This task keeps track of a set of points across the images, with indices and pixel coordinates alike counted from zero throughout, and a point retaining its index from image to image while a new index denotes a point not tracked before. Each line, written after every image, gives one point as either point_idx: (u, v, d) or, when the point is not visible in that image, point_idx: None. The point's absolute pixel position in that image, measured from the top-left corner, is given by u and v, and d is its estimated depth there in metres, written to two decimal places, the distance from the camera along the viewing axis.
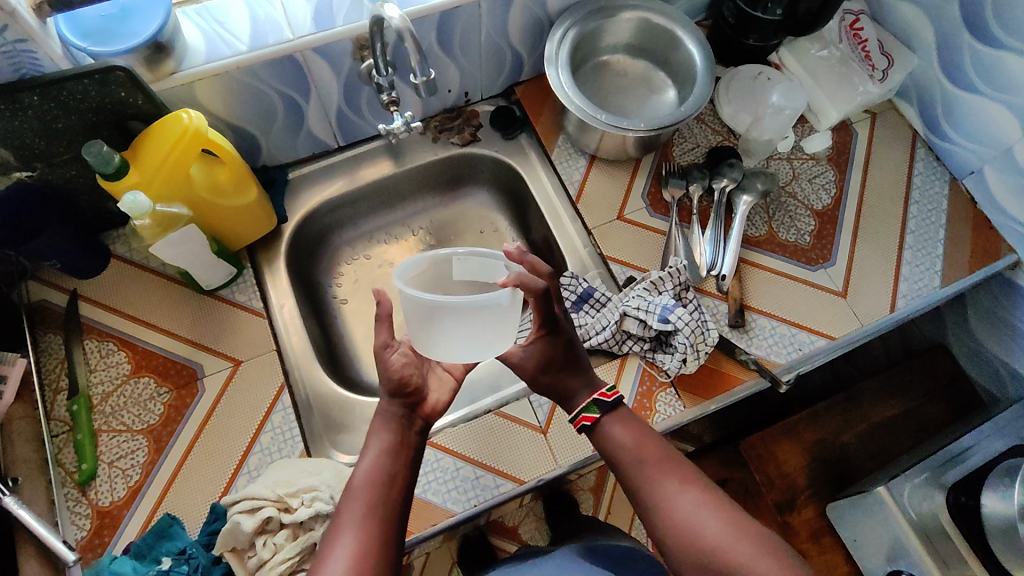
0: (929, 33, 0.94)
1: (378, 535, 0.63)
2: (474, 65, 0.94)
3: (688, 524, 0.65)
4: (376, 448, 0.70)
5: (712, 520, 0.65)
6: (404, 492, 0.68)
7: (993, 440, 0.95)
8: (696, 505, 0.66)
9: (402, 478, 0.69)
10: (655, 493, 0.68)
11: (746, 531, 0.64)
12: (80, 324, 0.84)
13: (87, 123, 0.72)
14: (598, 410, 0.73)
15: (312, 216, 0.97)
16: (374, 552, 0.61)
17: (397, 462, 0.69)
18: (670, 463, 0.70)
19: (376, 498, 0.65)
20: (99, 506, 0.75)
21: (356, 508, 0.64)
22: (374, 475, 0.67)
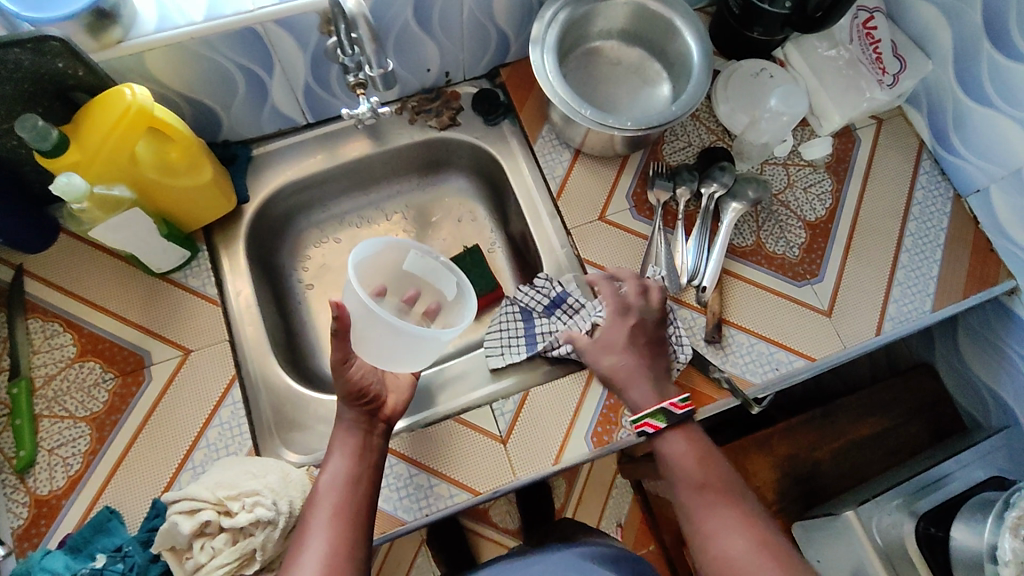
0: (946, 38, 0.87)
1: (346, 540, 0.63)
2: (455, 44, 0.88)
3: (716, 543, 0.64)
4: (336, 451, 0.69)
5: (737, 540, 0.63)
6: (370, 492, 0.68)
7: (973, 469, 0.92)
8: (725, 526, 0.65)
9: (367, 478, 0.68)
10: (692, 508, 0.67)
11: (770, 551, 0.62)
12: (24, 302, 0.79)
13: (22, 93, 0.66)
14: (664, 418, 0.72)
15: (278, 196, 0.92)
16: (343, 556, 0.62)
17: (360, 464, 0.68)
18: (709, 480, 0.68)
19: (341, 502, 0.65)
20: (37, 495, 0.72)
21: (321, 515, 0.64)
22: (338, 478, 0.67)
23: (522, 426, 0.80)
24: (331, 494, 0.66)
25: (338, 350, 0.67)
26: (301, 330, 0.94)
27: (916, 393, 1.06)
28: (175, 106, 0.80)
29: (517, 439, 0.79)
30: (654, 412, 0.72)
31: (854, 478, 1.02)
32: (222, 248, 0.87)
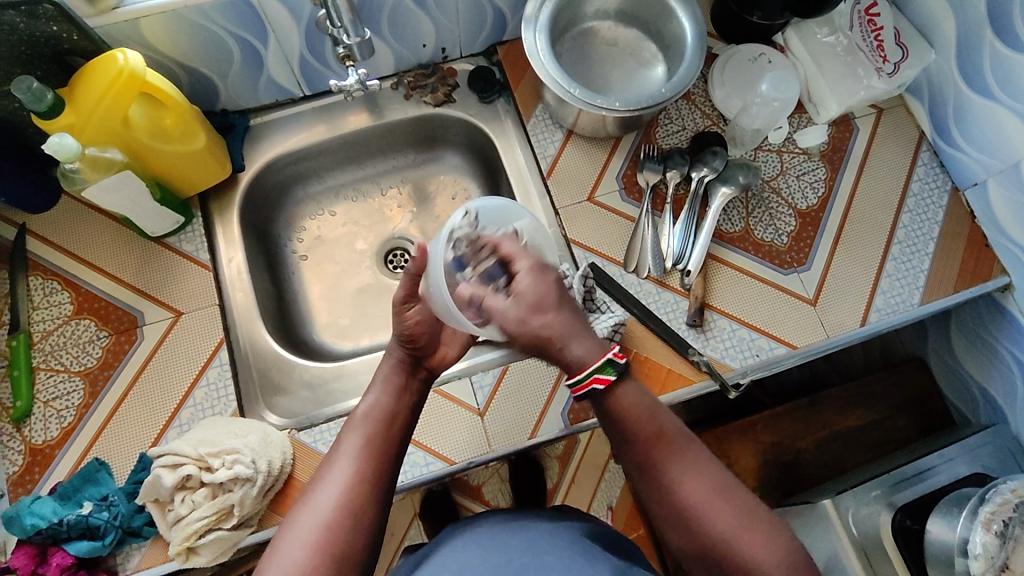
0: (950, 27, 0.85)
1: (373, 468, 0.63)
2: (450, 20, 0.88)
3: (696, 514, 0.59)
4: (380, 385, 0.71)
5: (725, 515, 0.59)
6: (404, 429, 0.69)
7: (958, 464, 0.90)
8: (701, 498, 0.60)
9: (404, 415, 0.69)
10: (667, 478, 0.60)
11: (751, 521, 0.59)
12: (25, 260, 0.82)
13: (20, 56, 0.69)
14: (613, 371, 0.60)
15: (273, 167, 0.94)
16: (366, 482, 0.62)
17: (399, 402, 0.70)
18: (689, 446, 0.61)
19: (376, 432, 0.66)
20: (32, 443, 0.76)
21: (355, 439, 0.65)
22: (377, 410, 0.68)
23: (500, 399, 0.82)
24: (369, 422, 0.67)
25: (404, 288, 0.71)
26: (292, 299, 0.96)
27: (906, 388, 1.05)
28: (172, 74, 0.81)
29: (494, 412, 0.81)
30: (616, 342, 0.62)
31: (836, 468, 1.00)
32: (217, 216, 0.90)
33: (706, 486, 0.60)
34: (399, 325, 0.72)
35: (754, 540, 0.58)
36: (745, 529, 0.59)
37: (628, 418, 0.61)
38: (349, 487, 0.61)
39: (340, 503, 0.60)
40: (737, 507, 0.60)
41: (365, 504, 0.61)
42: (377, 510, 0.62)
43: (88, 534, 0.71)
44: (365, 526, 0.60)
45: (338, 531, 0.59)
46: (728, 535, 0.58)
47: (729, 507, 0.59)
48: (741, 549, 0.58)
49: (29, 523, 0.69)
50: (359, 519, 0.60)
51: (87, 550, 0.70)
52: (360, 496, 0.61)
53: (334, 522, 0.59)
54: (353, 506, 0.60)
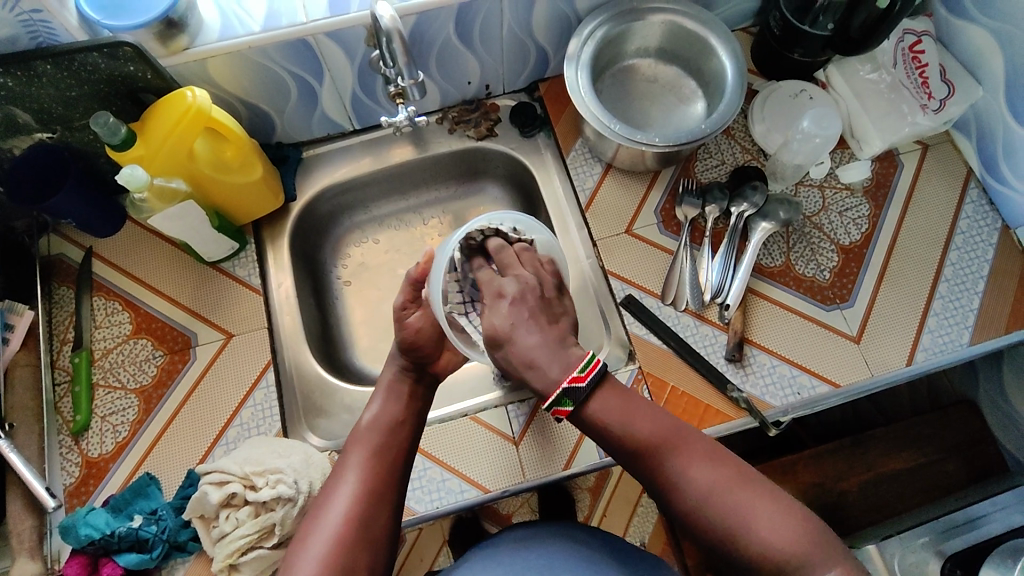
0: (999, 64, 0.84)
1: (378, 480, 0.65)
2: (495, 58, 0.92)
3: (708, 503, 0.58)
4: (384, 396, 0.73)
5: (738, 500, 0.57)
6: (407, 437, 0.70)
7: (1013, 513, 0.85)
8: (712, 485, 0.58)
9: (408, 423, 0.71)
10: (669, 474, 0.60)
11: (768, 503, 0.57)
12: (91, 280, 0.87)
13: (100, 93, 0.75)
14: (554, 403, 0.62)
15: (321, 196, 0.98)
16: (373, 494, 0.64)
17: (405, 410, 0.72)
18: (685, 437, 0.61)
19: (381, 442, 0.68)
20: (88, 456, 0.79)
21: (359, 452, 0.67)
22: (381, 420, 0.70)
23: (536, 428, 0.82)
24: (372, 435, 0.69)
25: (403, 294, 0.76)
26: (334, 323, 0.99)
27: (958, 431, 1.00)
28: (233, 108, 0.86)
29: (529, 441, 0.82)
30: (557, 400, 0.62)
31: (882, 512, 0.96)
32: (269, 242, 0.94)
33: (714, 472, 0.59)
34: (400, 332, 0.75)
35: (777, 519, 0.56)
36: (763, 508, 0.57)
37: (621, 419, 0.62)
38: (355, 501, 0.63)
39: (344, 520, 0.62)
40: (752, 489, 0.58)
41: (372, 517, 0.63)
42: (386, 522, 0.64)
43: (137, 547, 0.74)
44: (373, 539, 0.62)
45: (345, 548, 0.61)
46: (744, 518, 0.56)
47: (740, 489, 0.58)
48: (759, 533, 0.56)
49: (84, 533, 0.72)
50: (366, 533, 0.62)
51: (135, 563, 0.72)
52: (368, 510, 0.63)
53: (343, 540, 0.61)
54: (361, 522, 0.62)
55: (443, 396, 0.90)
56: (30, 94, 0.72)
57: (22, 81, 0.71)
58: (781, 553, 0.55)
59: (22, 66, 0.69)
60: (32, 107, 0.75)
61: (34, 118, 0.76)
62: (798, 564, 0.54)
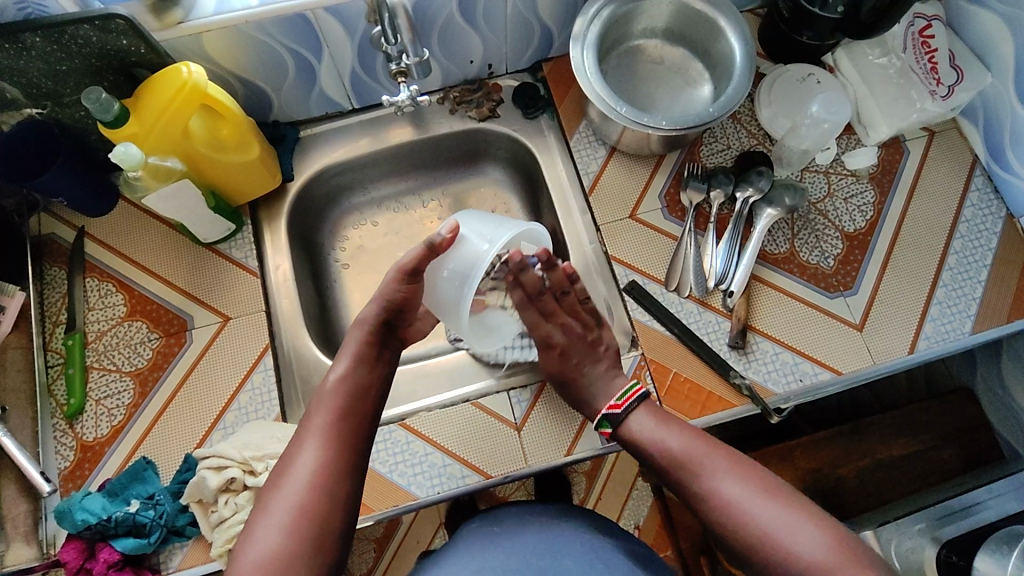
0: (1009, 50, 0.83)
1: (342, 447, 0.66)
2: (499, 37, 0.90)
3: (744, 516, 0.67)
4: (351, 356, 0.73)
5: (763, 509, 0.67)
6: (372, 402, 0.72)
7: (1008, 500, 0.85)
8: (742, 491, 0.69)
9: (375, 388, 0.72)
10: (701, 486, 0.71)
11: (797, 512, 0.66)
12: (83, 261, 0.85)
13: (91, 68, 0.72)
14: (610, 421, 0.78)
15: (319, 177, 0.96)
16: (338, 462, 0.65)
17: (370, 374, 0.72)
18: (714, 456, 0.72)
19: (346, 407, 0.69)
20: (83, 440, 0.78)
21: (324, 416, 0.68)
22: (348, 381, 0.71)
23: (538, 415, 0.82)
24: (338, 399, 0.69)
25: (415, 260, 0.70)
26: (332, 306, 0.97)
27: (955, 419, 1.00)
28: (229, 86, 0.84)
29: (531, 428, 0.81)
30: (600, 422, 0.78)
31: (877, 498, 0.97)
32: (266, 223, 0.92)
33: (745, 488, 0.69)
34: (385, 293, 0.73)
35: (799, 526, 0.65)
36: (795, 518, 0.66)
37: (659, 435, 0.75)
38: (319, 466, 0.64)
39: (308, 488, 0.63)
40: (774, 499, 0.68)
41: (335, 487, 0.64)
42: (351, 490, 0.66)
43: (135, 532, 0.73)
44: (337, 506, 0.64)
45: (310, 513, 0.62)
46: (777, 527, 0.66)
47: (770, 500, 0.68)
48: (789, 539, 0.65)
49: (80, 518, 0.71)
50: (331, 499, 0.63)
51: (133, 548, 0.71)
52: (332, 478, 0.64)
53: (306, 506, 0.62)
54: (325, 490, 0.64)
55: (442, 381, 0.89)
56: (18, 68, 0.70)
57: (10, 54, 0.68)
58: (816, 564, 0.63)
59: (9, 37, 0.66)
60: (20, 82, 0.72)
61: (23, 93, 0.73)
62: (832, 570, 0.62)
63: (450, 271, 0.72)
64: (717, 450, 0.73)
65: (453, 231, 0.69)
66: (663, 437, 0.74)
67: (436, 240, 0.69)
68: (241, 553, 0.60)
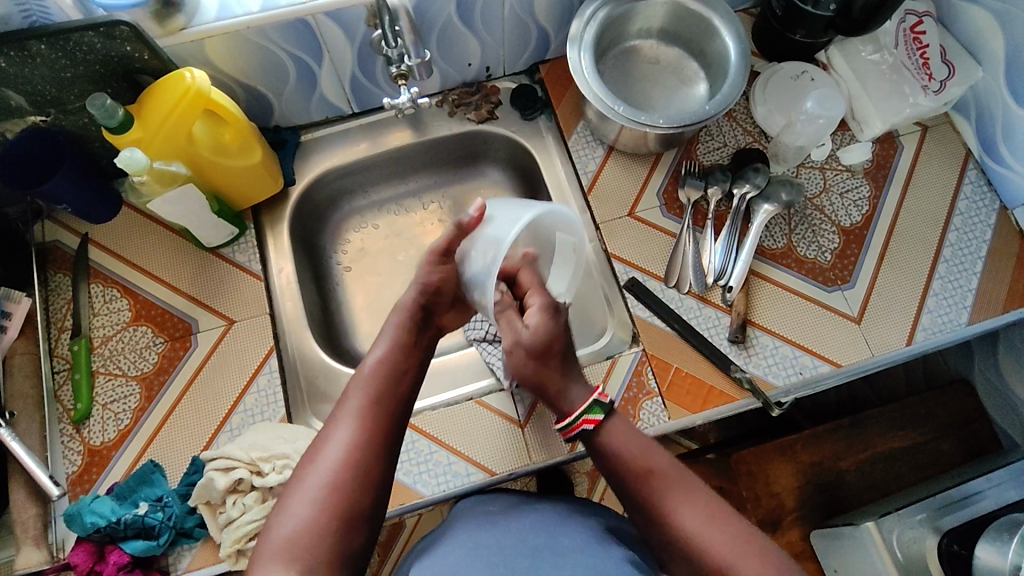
0: (999, 44, 0.85)
1: (375, 429, 0.65)
2: (496, 39, 0.91)
3: (698, 543, 0.61)
4: (389, 342, 0.72)
5: (722, 543, 0.61)
6: (407, 387, 0.70)
7: (1007, 489, 0.87)
8: (702, 518, 0.62)
9: (411, 372, 0.71)
10: (660, 506, 0.63)
11: (753, 549, 0.61)
12: (87, 267, 0.86)
13: (95, 75, 0.73)
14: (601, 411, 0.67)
15: (321, 180, 0.97)
16: (372, 442, 0.65)
17: (407, 359, 0.72)
18: (667, 471, 0.65)
19: (383, 390, 0.68)
20: (90, 444, 0.78)
21: (359, 397, 0.67)
22: (384, 365, 0.70)
23: (541, 413, 0.82)
24: (374, 382, 0.68)
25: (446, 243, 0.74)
26: (335, 308, 0.98)
27: (954, 410, 1.01)
28: (231, 91, 0.85)
29: (535, 425, 0.82)
30: (589, 408, 0.67)
31: (878, 490, 0.97)
32: (269, 227, 0.93)
33: (701, 513, 0.63)
34: (422, 277, 0.74)
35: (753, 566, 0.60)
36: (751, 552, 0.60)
37: (621, 439, 0.67)
38: (352, 446, 0.64)
39: (341, 466, 0.62)
40: (732, 531, 0.62)
41: (367, 466, 0.63)
42: (384, 470, 0.65)
43: (143, 534, 0.73)
44: (370, 485, 0.63)
45: (342, 490, 0.61)
46: (732, 561, 0.60)
47: (731, 533, 0.61)
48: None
49: (89, 521, 0.71)
50: (362, 477, 0.63)
51: (142, 550, 0.72)
52: (366, 457, 0.64)
53: (338, 483, 0.61)
54: (358, 468, 0.63)
55: (446, 381, 0.89)
56: (23, 76, 0.71)
57: (15, 62, 0.69)
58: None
59: (16, 45, 0.67)
60: (25, 90, 0.73)
61: (27, 100, 0.74)
62: None
63: (477, 254, 0.73)
64: (683, 472, 0.65)
65: (478, 208, 0.72)
66: (622, 441, 0.66)
67: (463, 220, 0.72)
68: (273, 526, 0.60)
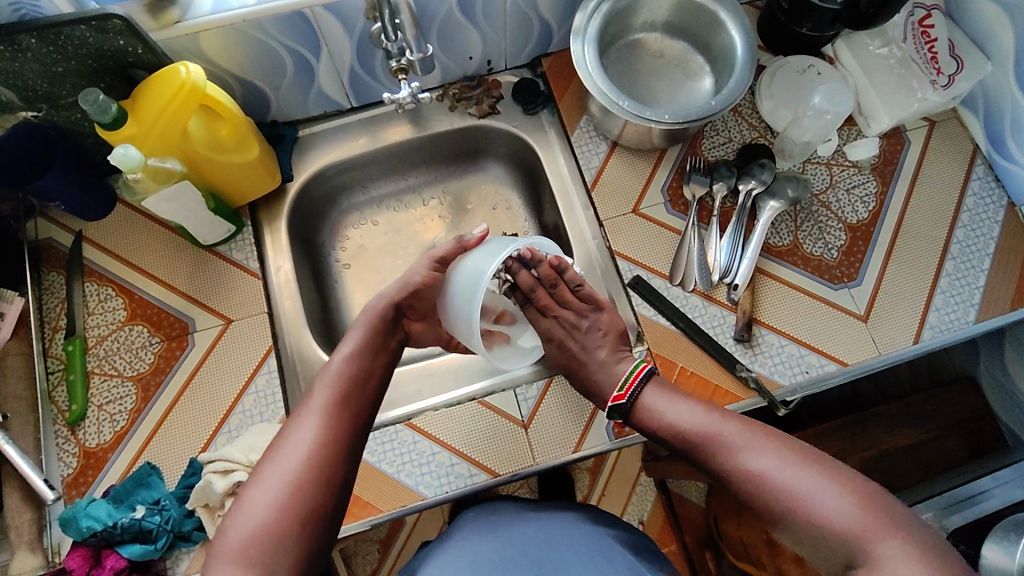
0: (1008, 38, 0.83)
1: (340, 428, 0.64)
2: (498, 32, 0.89)
3: (766, 486, 0.61)
4: (355, 340, 0.71)
5: (790, 474, 0.60)
6: (373, 388, 0.70)
7: (1013, 488, 0.85)
8: (767, 457, 0.62)
9: (377, 373, 0.71)
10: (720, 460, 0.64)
11: (826, 474, 0.60)
12: (81, 265, 0.84)
13: (88, 69, 0.71)
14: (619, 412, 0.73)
15: (319, 177, 0.95)
16: (334, 441, 0.63)
17: (373, 358, 0.71)
18: (723, 422, 0.66)
19: (347, 389, 0.67)
20: (86, 446, 0.77)
21: (323, 395, 0.66)
22: (352, 364, 0.69)
23: (545, 413, 0.81)
24: (339, 380, 0.67)
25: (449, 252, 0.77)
26: (334, 306, 0.97)
27: (958, 408, 1.01)
28: (227, 86, 0.83)
29: (538, 426, 0.81)
30: (608, 415, 0.74)
31: (882, 488, 0.97)
32: (266, 224, 0.91)
33: (763, 454, 0.62)
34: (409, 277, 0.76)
35: (828, 489, 0.58)
36: (819, 480, 0.59)
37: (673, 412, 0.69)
38: (316, 445, 0.62)
39: (302, 466, 0.61)
40: (801, 461, 0.61)
41: (330, 466, 0.62)
42: (346, 471, 0.63)
43: (141, 538, 0.72)
44: (331, 485, 0.61)
45: (303, 490, 0.60)
46: (802, 491, 0.59)
47: (799, 465, 0.61)
48: (815, 505, 0.58)
49: (86, 525, 0.70)
50: (325, 477, 0.61)
51: (139, 554, 0.71)
52: (328, 456, 0.62)
53: (300, 483, 0.60)
54: (320, 467, 0.61)
55: (448, 380, 0.88)
56: (13, 71, 0.69)
57: (5, 56, 0.67)
58: (841, 532, 0.56)
59: (5, 39, 0.65)
60: (15, 84, 0.71)
61: (18, 95, 0.72)
62: (858, 535, 0.56)
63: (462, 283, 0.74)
64: (746, 423, 0.65)
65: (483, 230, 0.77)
66: (668, 414, 0.69)
67: (465, 238, 0.77)
68: (229, 527, 0.58)
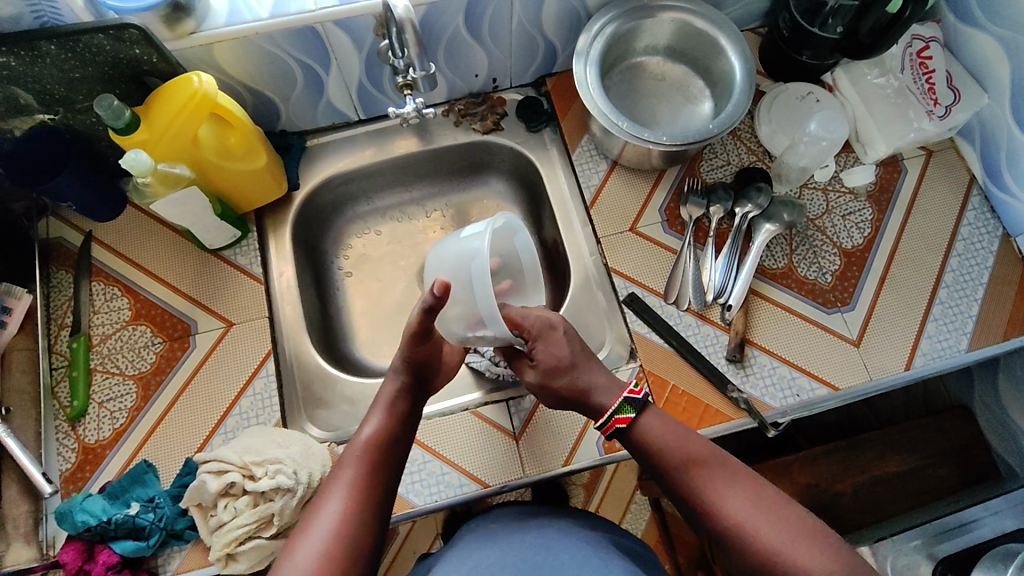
0: (1005, 72, 0.85)
1: (367, 502, 0.65)
2: (504, 52, 0.91)
3: (746, 534, 0.62)
4: (382, 412, 0.72)
5: (770, 525, 0.61)
6: (401, 458, 0.71)
7: (1004, 518, 0.85)
8: (751, 505, 0.63)
9: (403, 446, 0.71)
10: (702, 497, 0.65)
11: (809, 533, 0.61)
12: (89, 265, 0.86)
13: (104, 75, 0.74)
14: (631, 409, 0.69)
15: (324, 186, 0.97)
16: (362, 515, 0.64)
17: (401, 429, 0.71)
18: (712, 462, 0.66)
19: (376, 461, 0.68)
20: (85, 442, 0.78)
21: (351, 470, 0.67)
22: (377, 439, 0.69)
23: (536, 424, 0.83)
24: (368, 454, 0.68)
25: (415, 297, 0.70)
26: (334, 313, 0.98)
27: (953, 436, 1.01)
28: (238, 95, 0.86)
29: (529, 438, 0.82)
30: (619, 406, 0.69)
31: (873, 514, 0.96)
32: (271, 231, 0.93)
33: (745, 499, 0.63)
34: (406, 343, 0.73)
35: (807, 545, 0.60)
36: (801, 538, 0.60)
37: (665, 440, 0.68)
38: (344, 524, 0.63)
39: (330, 541, 0.61)
40: (784, 514, 0.62)
41: (358, 543, 0.62)
42: (372, 544, 0.64)
43: (134, 534, 0.73)
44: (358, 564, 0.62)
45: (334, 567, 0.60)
46: (785, 544, 0.60)
47: (778, 515, 0.62)
48: (796, 558, 0.59)
49: (80, 519, 0.71)
50: (352, 555, 0.62)
51: (132, 550, 0.72)
52: (355, 531, 0.63)
53: (330, 560, 0.60)
54: (347, 541, 0.62)
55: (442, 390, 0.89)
56: (34, 75, 0.72)
57: (25, 61, 0.69)
58: None
59: (26, 44, 0.67)
60: (33, 88, 0.73)
61: (36, 99, 0.75)
62: None
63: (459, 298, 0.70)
64: (735, 468, 0.66)
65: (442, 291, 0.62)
66: (674, 439, 0.68)
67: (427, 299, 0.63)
68: None
